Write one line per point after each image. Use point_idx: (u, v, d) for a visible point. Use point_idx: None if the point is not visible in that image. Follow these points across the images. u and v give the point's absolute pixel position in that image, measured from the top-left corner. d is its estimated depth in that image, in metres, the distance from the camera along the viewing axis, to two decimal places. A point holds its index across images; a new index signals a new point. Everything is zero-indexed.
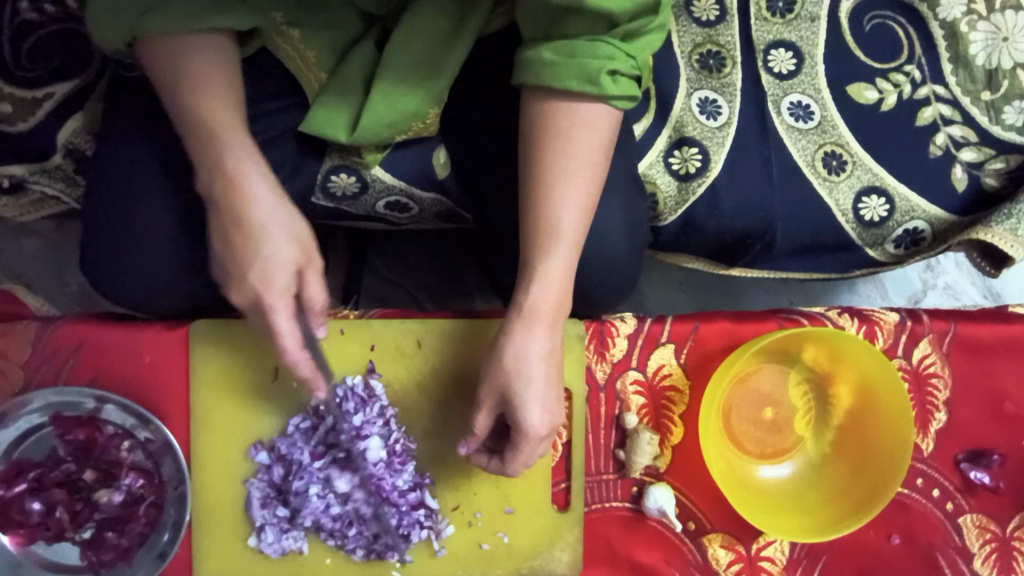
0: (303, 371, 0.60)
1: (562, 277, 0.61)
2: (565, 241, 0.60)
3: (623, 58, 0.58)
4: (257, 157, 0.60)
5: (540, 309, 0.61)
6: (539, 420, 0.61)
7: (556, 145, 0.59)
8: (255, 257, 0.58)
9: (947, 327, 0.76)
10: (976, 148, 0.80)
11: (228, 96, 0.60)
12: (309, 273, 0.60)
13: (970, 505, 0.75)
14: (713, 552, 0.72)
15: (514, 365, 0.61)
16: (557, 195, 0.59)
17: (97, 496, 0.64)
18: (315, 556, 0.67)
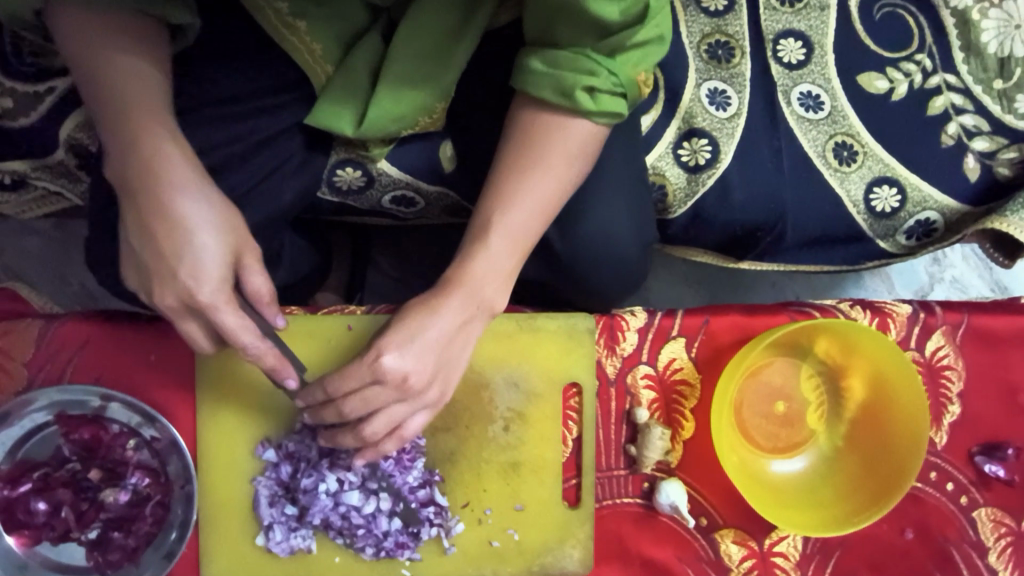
0: (268, 361, 0.57)
1: (499, 271, 0.60)
2: (500, 235, 0.59)
3: (604, 76, 0.57)
4: (181, 143, 0.56)
5: (459, 288, 0.59)
6: (416, 377, 0.58)
7: (526, 145, 0.60)
8: (191, 249, 0.54)
9: (960, 318, 0.75)
10: (988, 138, 0.79)
11: (151, 79, 0.56)
12: (248, 264, 0.56)
13: (985, 499, 0.74)
14: (725, 547, 0.71)
15: (406, 321, 0.59)
16: (511, 192, 0.59)
17: (103, 495, 0.63)
18: (324, 555, 0.66)
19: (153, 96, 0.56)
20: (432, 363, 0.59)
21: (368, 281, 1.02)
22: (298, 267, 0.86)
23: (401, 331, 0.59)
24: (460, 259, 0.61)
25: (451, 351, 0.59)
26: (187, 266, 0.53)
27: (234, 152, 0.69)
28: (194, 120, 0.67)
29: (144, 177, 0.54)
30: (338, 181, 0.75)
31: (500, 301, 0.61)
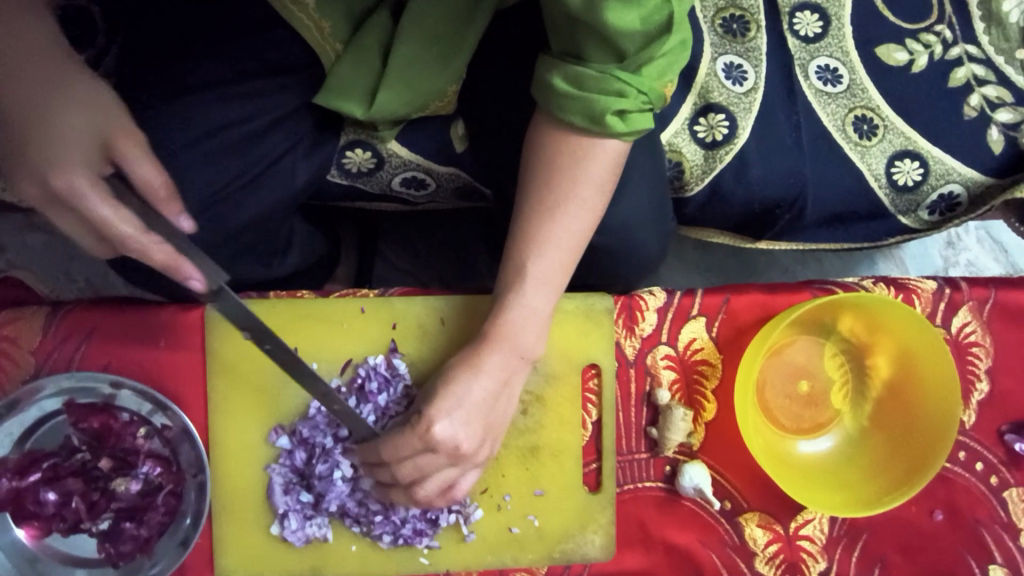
0: (156, 257, 0.50)
1: (538, 315, 0.60)
2: (534, 281, 0.59)
3: (633, 95, 0.53)
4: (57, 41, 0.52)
5: (498, 339, 0.60)
6: (468, 439, 0.58)
7: (553, 179, 0.58)
8: (63, 141, 0.50)
9: (987, 294, 0.73)
10: (1012, 109, 0.77)
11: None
12: (132, 150, 0.51)
13: (1015, 479, 0.72)
14: (750, 531, 0.69)
15: (448, 382, 0.59)
16: (541, 235, 0.59)
17: (113, 485, 0.61)
18: (340, 544, 0.65)
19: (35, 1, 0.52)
20: (480, 421, 0.59)
21: (376, 271, 1.00)
22: (308, 254, 0.84)
23: (447, 396, 0.58)
24: (497, 307, 0.60)
25: (495, 404, 0.60)
26: (61, 160, 0.49)
27: (243, 133, 0.66)
28: (200, 100, 0.65)
29: (10, 72, 0.50)
30: (348, 163, 0.74)
31: (537, 344, 0.61)
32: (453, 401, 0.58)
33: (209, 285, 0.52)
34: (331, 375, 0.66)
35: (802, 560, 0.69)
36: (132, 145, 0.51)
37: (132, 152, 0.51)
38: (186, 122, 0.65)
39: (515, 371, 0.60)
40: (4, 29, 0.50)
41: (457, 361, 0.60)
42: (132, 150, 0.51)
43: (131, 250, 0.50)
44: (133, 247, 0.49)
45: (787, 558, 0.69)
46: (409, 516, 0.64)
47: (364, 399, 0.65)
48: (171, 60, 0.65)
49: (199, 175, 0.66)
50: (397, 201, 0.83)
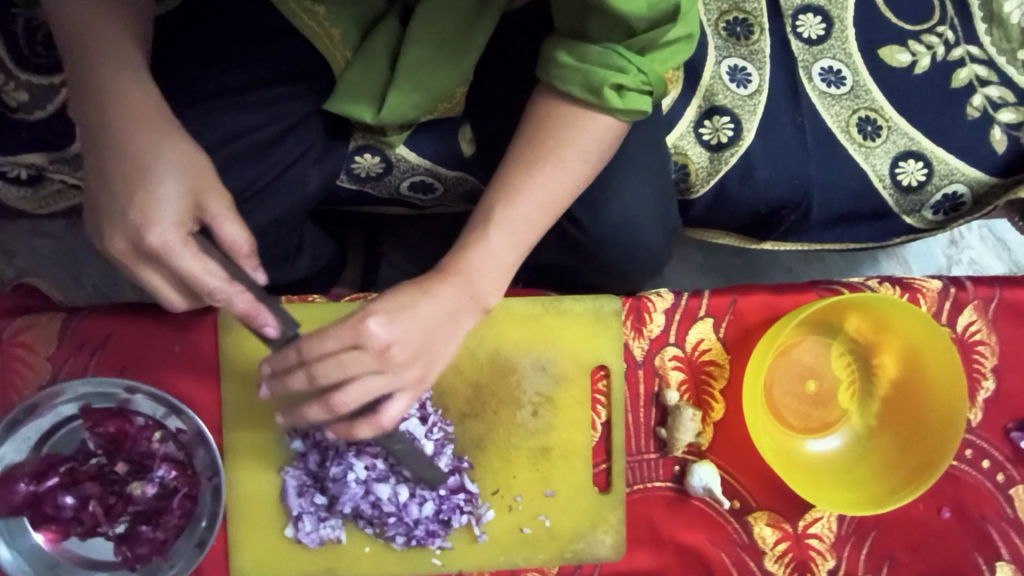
0: (238, 306, 0.50)
1: (498, 259, 0.56)
2: (504, 224, 0.57)
3: (633, 73, 0.55)
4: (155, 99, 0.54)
5: (457, 270, 0.56)
6: (387, 337, 0.51)
7: (542, 135, 0.57)
8: (156, 198, 0.51)
9: (991, 293, 0.74)
10: (1014, 109, 0.78)
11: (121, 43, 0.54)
12: (218, 206, 0.53)
13: (1022, 476, 0.73)
14: (759, 530, 0.70)
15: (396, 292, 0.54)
16: (519, 183, 0.57)
17: (130, 489, 0.62)
18: (354, 545, 0.65)
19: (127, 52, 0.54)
20: (413, 348, 0.53)
21: (383, 275, 1.01)
22: (318, 258, 0.85)
23: (394, 299, 0.53)
24: (461, 242, 0.57)
25: (434, 337, 0.54)
26: (154, 205, 0.50)
27: (255, 141, 0.67)
28: (214, 109, 0.66)
29: (111, 121, 0.52)
30: (357, 167, 0.75)
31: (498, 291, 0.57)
32: (402, 310, 0.53)
33: (283, 332, 0.51)
34: None
35: (812, 558, 0.70)
36: (221, 201, 0.53)
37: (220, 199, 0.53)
38: (199, 129, 0.66)
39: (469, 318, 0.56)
40: (114, 79, 0.53)
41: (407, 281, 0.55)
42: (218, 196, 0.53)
43: (217, 301, 0.50)
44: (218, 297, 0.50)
45: (796, 556, 0.70)
46: (422, 518, 0.65)
47: None
48: (184, 69, 0.66)
49: (213, 183, 0.67)
50: (405, 205, 0.84)
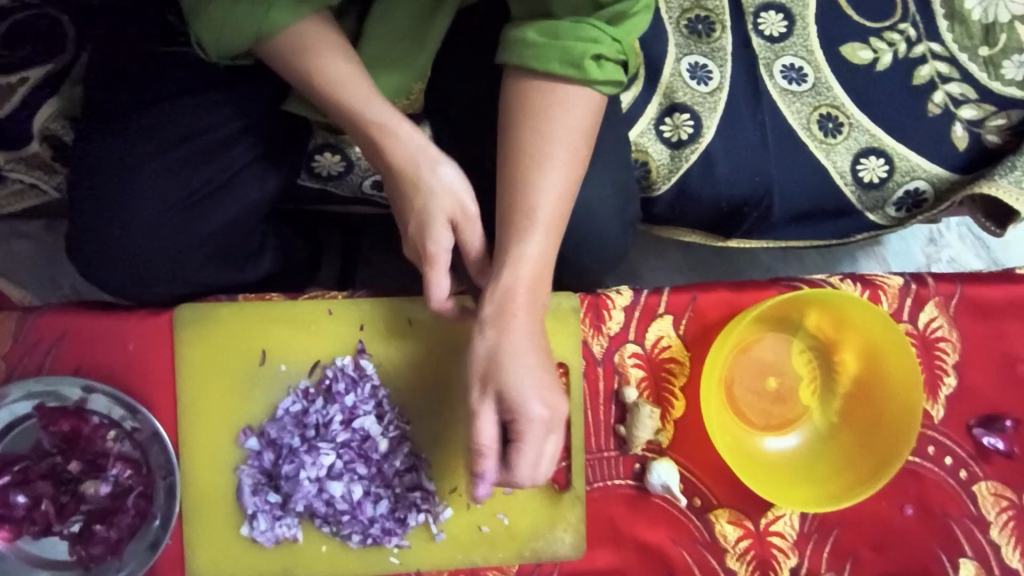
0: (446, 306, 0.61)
1: (538, 261, 0.58)
2: (541, 224, 0.57)
3: (609, 42, 0.57)
4: (377, 122, 0.57)
5: (511, 299, 0.58)
6: (540, 402, 0.56)
7: (529, 126, 0.58)
8: (419, 220, 0.58)
9: (953, 289, 0.74)
10: (976, 105, 0.78)
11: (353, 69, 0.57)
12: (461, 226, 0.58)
13: (985, 472, 0.73)
14: (720, 527, 0.70)
15: (490, 370, 0.57)
16: (530, 174, 0.58)
17: (83, 487, 0.63)
18: (311, 544, 0.65)
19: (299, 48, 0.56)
20: (547, 385, 0.57)
21: (357, 274, 1.00)
22: None
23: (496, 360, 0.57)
24: (499, 263, 0.58)
25: (546, 359, 0.58)
26: (437, 228, 0.57)
27: (209, 141, 0.67)
28: (170, 106, 0.66)
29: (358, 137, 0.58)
30: (318, 166, 0.76)
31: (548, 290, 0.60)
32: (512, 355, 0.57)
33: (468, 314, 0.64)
34: (299, 377, 0.67)
35: (773, 556, 0.69)
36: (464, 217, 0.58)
37: (441, 217, 0.57)
38: (156, 127, 0.66)
39: (541, 320, 0.59)
40: (367, 106, 0.57)
41: (481, 344, 0.58)
42: (433, 215, 0.57)
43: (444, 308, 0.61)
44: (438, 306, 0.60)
45: (758, 554, 0.69)
46: (378, 516, 0.65)
47: (332, 400, 0.66)
48: (140, 67, 0.66)
49: (169, 183, 0.66)
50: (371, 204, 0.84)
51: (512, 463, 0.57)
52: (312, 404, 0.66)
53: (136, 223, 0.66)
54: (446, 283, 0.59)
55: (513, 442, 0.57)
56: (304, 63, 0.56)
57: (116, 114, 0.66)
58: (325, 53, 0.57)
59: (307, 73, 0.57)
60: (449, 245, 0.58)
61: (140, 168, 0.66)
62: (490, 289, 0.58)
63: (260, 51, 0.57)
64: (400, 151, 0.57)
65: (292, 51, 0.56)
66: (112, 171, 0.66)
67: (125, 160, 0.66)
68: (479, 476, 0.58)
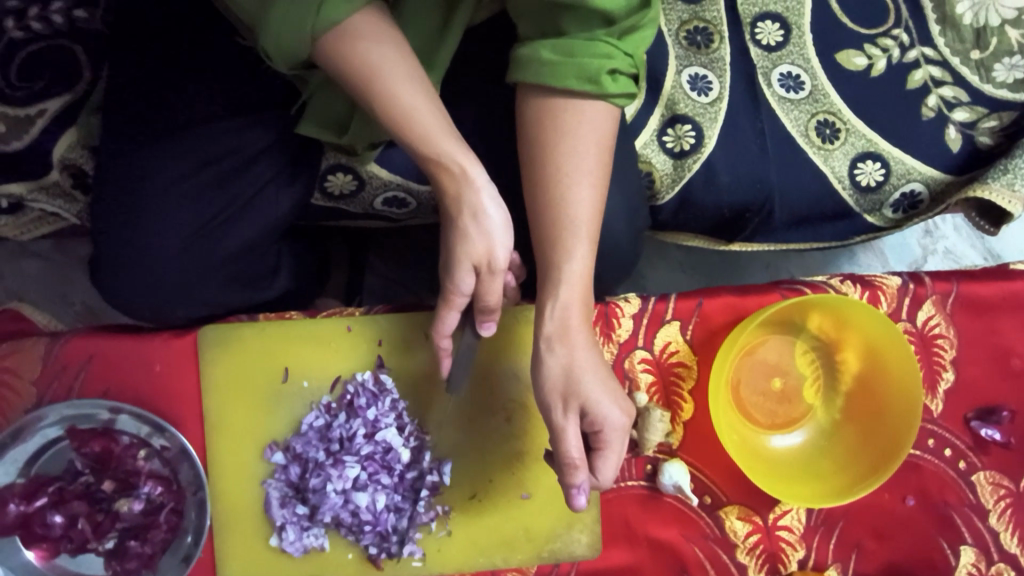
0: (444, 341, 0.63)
1: (585, 275, 0.61)
2: (585, 237, 0.61)
3: (621, 57, 0.59)
4: (429, 148, 0.57)
5: (565, 314, 0.61)
6: (618, 409, 0.60)
7: (555, 144, 0.60)
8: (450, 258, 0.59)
9: (950, 287, 0.76)
10: (968, 108, 0.80)
11: (422, 98, 0.57)
12: (485, 273, 0.59)
13: (983, 463, 0.75)
14: (731, 524, 0.72)
15: (553, 382, 0.62)
16: (566, 193, 0.60)
17: (117, 506, 0.64)
18: (337, 552, 0.68)
19: (363, 57, 0.55)
20: (616, 392, 0.61)
21: (367, 282, 1.02)
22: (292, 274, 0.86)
23: (571, 379, 0.61)
24: (550, 284, 0.62)
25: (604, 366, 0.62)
26: (460, 273, 0.59)
27: (229, 165, 0.69)
28: (188, 134, 0.67)
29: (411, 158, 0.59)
30: (331, 185, 0.77)
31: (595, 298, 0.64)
32: (588, 369, 0.61)
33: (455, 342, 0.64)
34: (321, 393, 0.69)
35: (782, 549, 0.72)
36: (491, 266, 0.58)
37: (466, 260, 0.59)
38: (172, 154, 0.67)
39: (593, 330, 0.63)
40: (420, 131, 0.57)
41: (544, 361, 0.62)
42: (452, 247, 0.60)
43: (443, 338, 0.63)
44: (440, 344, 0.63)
45: (766, 548, 0.72)
46: (394, 524, 0.67)
47: (354, 414, 0.68)
48: (153, 95, 0.67)
49: (188, 208, 0.68)
50: (382, 219, 0.86)
51: (596, 468, 0.62)
52: (335, 419, 0.68)
53: (159, 248, 0.68)
54: (454, 322, 0.62)
55: (597, 449, 0.61)
56: (361, 82, 0.56)
57: (133, 142, 0.67)
58: (393, 74, 0.56)
59: (369, 91, 0.56)
60: (470, 289, 0.60)
61: (160, 194, 0.67)
62: (548, 307, 0.61)
63: (319, 47, 0.56)
64: (444, 182, 0.58)
65: (358, 63, 0.55)
66: (133, 197, 0.67)
67: (145, 187, 0.67)
68: (574, 487, 0.61)
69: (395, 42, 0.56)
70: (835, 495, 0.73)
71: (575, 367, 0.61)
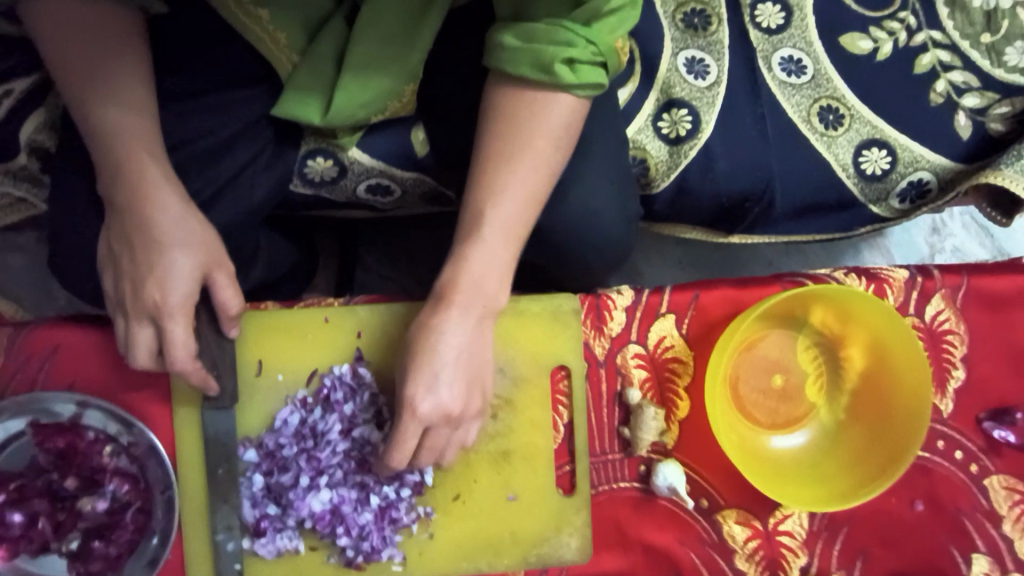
0: (184, 367, 0.59)
1: (493, 265, 0.60)
2: (496, 231, 0.59)
3: (583, 45, 0.55)
4: (142, 154, 0.59)
5: (463, 300, 0.60)
6: (427, 402, 0.58)
7: (494, 126, 0.59)
8: (166, 267, 0.58)
9: (960, 281, 0.72)
10: (979, 93, 0.77)
11: (140, 107, 0.59)
12: (218, 276, 0.60)
13: (996, 466, 0.71)
14: (729, 529, 0.68)
15: (416, 354, 0.59)
16: (495, 181, 0.59)
17: (80, 504, 0.61)
18: (312, 555, 0.64)
19: (83, 40, 0.57)
20: (462, 379, 0.60)
21: (355, 278, 0.99)
22: (276, 267, 0.83)
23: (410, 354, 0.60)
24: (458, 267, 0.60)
25: (472, 358, 0.60)
26: (173, 274, 0.58)
27: (206, 146, 0.67)
28: (164, 116, 0.65)
29: (117, 167, 0.59)
30: (310, 172, 0.72)
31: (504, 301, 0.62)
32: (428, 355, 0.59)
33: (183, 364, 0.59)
34: (297, 387, 0.66)
35: (782, 556, 0.68)
36: (220, 269, 0.61)
37: (165, 244, 0.59)
38: None
39: (478, 322, 0.60)
40: (120, 138, 0.58)
41: (416, 330, 0.60)
42: (178, 241, 0.59)
43: (176, 368, 0.59)
44: (177, 368, 0.59)
45: (767, 554, 0.68)
46: (367, 525, 0.63)
47: (331, 409, 0.64)
48: None
49: None
50: (366, 207, 0.82)
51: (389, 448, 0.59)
52: (311, 414, 0.65)
53: None
54: (183, 334, 0.59)
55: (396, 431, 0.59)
56: (74, 70, 0.57)
57: None
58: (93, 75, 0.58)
59: (83, 94, 0.58)
60: (195, 296, 0.59)
61: None
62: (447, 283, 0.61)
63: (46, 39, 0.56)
64: (142, 190, 0.59)
65: (65, 62, 0.57)
66: None
67: None
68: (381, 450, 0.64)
69: (116, 42, 0.58)
70: (834, 500, 0.69)
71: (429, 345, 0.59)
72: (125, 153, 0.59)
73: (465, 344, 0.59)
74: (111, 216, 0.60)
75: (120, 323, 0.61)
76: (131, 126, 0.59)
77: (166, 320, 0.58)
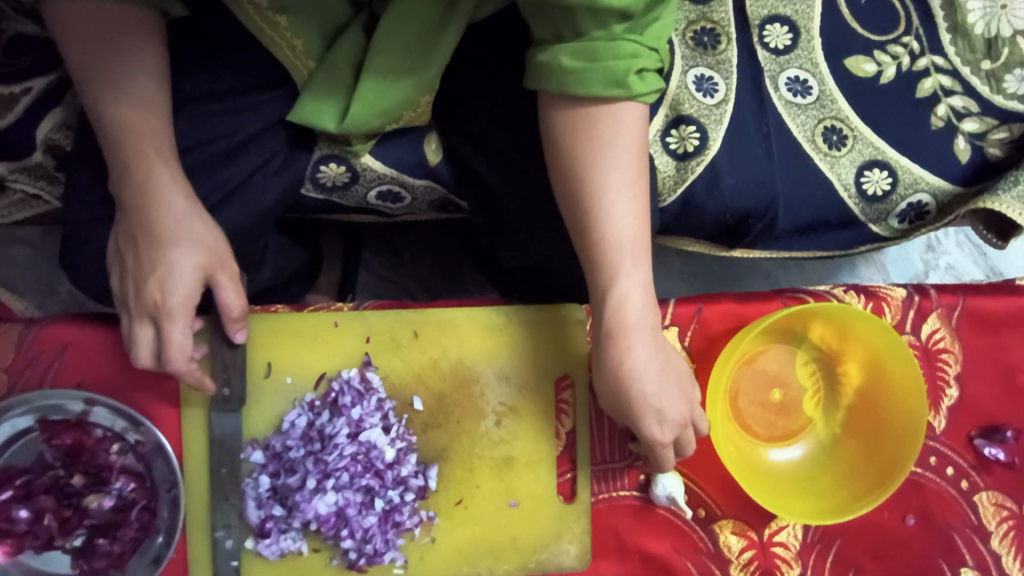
0: (178, 368, 0.59)
1: (639, 290, 0.60)
2: (630, 255, 0.59)
3: (647, 54, 0.56)
4: (151, 156, 0.60)
5: (625, 329, 0.60)
6: (660, 429, 0.61)
7: (586, 157, 0.59)
8: (167, 269, 0.59)
9: (955, 301, 0.74)
10: (978, 119, 0.79)
11: (152, 110, 0.60)
12: (221, 280, 0.61)
13: (985, 482, 0.73)
14: (724, 538, 0.70)
15: (631, 390, 0.60)
16: (602, 208, 0.59)
17: (86, 502, 0.62)
18: (315, 556, 0.65)
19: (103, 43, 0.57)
20: (676, 391, 0.61)
21: (358, 279, 1.00)
22: (283, 268, 0.84)
23: (611, 387, 0.61)
24: (604, 303, 0.61)
25: (670, 371, 0.61)
26: (174, 277, 0.59)
27: (219, 149, 0.68)
28: (179, 118, 0.66)
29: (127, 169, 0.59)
30: (321, 176, 0.73)
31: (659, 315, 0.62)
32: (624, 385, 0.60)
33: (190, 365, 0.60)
34: (305, 390, 0.66)
35: (777, 567, 0.70)
36: (223, 272, 0.61)
37: (168, 245, 0.59)
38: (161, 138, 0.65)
39: (663, 343, 0.61)
40: (131, 140, 0.59)
41: (610, 369, 0.60)
42: (182, 243, 0.60)
43: (172, 368, 0.59)
44: (172, 370, 0.59)
45: (761, 564, 0.70)
46: (371, 528, 0.64)
47: (338, 413, 0.65)
48: None
49: None
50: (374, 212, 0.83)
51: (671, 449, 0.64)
52: (319, 417, 0.65)
53: None
54: (182, 335, 0.59)
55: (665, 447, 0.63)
56: (91, 73, 0.58)
57: None
58: (109, 78, 0.58)
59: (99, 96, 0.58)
60: (195, 299, 0.60)
61: None
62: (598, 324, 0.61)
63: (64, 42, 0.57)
64: (150, 192, 0.59)
65: (82, 64, 0.58)
66: None
67: None
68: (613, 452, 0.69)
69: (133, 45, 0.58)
70: (829, 512, 0.70)
71: (632, 376, 0.60)
72: (135, 155, 0.59)
73: (659, 365, 0.60)
74: (120, 216, 0.61)
75: (123, 321, 0.61)
76: (143, 128, 0.59)
77: (165, 321, 0.59)
